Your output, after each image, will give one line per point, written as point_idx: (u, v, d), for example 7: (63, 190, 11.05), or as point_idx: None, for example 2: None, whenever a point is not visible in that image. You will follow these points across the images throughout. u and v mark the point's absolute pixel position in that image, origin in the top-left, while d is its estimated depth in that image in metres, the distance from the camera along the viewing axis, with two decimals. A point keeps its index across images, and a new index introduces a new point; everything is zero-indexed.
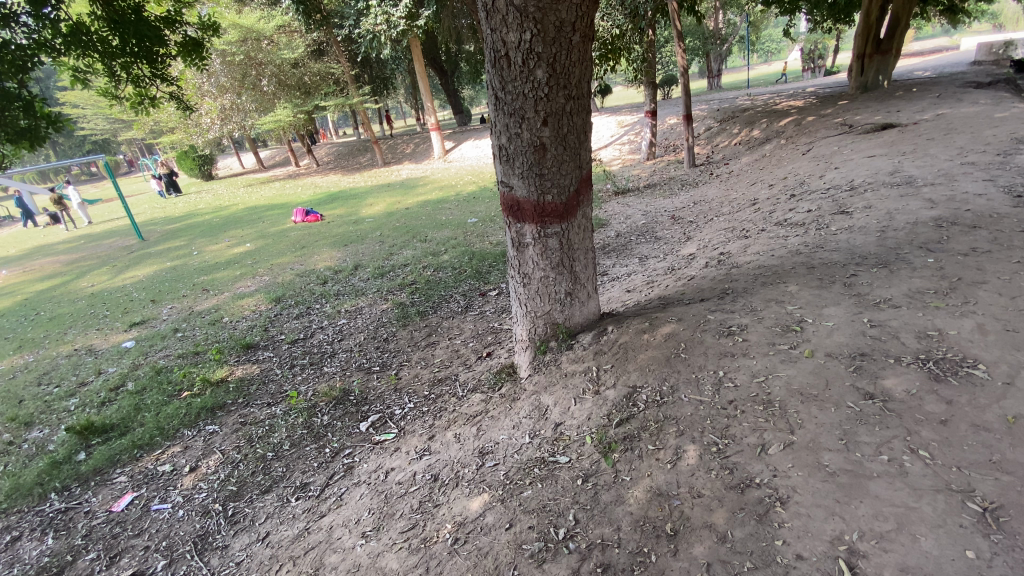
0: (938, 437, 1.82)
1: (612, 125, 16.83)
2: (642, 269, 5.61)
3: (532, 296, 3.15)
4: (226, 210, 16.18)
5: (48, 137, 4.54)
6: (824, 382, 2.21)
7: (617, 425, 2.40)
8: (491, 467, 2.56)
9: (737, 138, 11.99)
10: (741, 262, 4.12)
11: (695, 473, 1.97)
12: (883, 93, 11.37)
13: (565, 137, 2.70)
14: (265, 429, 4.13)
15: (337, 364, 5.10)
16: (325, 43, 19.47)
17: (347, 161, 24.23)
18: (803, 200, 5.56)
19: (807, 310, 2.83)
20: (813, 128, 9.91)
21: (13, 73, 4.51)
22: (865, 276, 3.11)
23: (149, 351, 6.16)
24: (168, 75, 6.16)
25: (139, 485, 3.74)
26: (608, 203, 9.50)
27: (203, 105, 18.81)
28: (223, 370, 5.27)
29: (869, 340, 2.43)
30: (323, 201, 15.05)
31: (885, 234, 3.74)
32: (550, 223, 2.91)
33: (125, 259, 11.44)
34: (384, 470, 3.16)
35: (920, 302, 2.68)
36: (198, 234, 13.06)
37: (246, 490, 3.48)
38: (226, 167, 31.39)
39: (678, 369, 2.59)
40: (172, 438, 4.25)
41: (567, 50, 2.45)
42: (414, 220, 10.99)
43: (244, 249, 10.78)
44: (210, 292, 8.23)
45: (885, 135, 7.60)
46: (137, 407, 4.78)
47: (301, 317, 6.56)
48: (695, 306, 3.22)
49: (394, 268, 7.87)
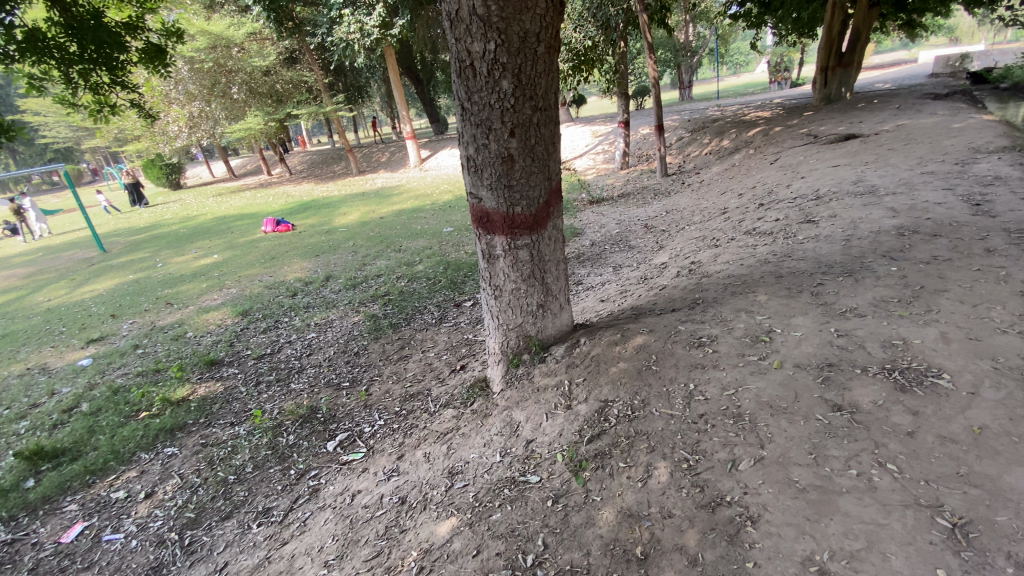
0: (906, 450, 1.81)
1: (587, 135, 17.01)
2: (616, 278, 5.62)
3: (503, 309, 3.09)
4: (194, 221, 15.73)
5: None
6: (793, 394, 2.20)
7: (588, 441, 2.34)
8: (460, 488, 2.47)
9: (708, 148, 12.24)
10: (711, 271, 4.14)
11: (665, 492, 1.93)
12: (846, 104, 11.76)
13: (533, 148, 2.65)
14: (226, 450, 3.94)
15: (305, 380, 4.94)
16: (298, 50, 19.20)
17: (320, 170, 23.88)
18: (771, 209, 5.66)
19: (776, 320, 2.84)
20: (780, 138, 10.16)
21: None
22: (831, 285, 3.15)
23: (107, 369, 5.87)
24: (129, 83, 5.91)
25: (90, 513, 3.51)
26: (583, 212, 9.54)
27: (169, 112, 18.29)
28: (185, 389, 5.04)
29: (836, 350, 2.44)
30: (295, 211, 14.77)
31: (850, 243, 3.81)
32: (520, 235, 2.86)
33: (85, 272, 10.98)
34: (351, 493, 3.05)
35: (885, 311, 2.72)
36: (164, 245, 12.63)
37: (205, 517, 3.31)
38: (196, 176, 30.62)
39: (649, 382, 2.55)
40: (127, 462, 4.03)
41: (532, 61, 2.42)
42: (389, 230, 10.85)
43: (212, 260, 10.46)
44: (175, 306, 7.93)
45: (848, 145, 7.83)
46: (91, 429, 4.52)
47: (269, 331, 6.34)
48: (667, 317, 3.21)
49: (367, 279, 7.73)
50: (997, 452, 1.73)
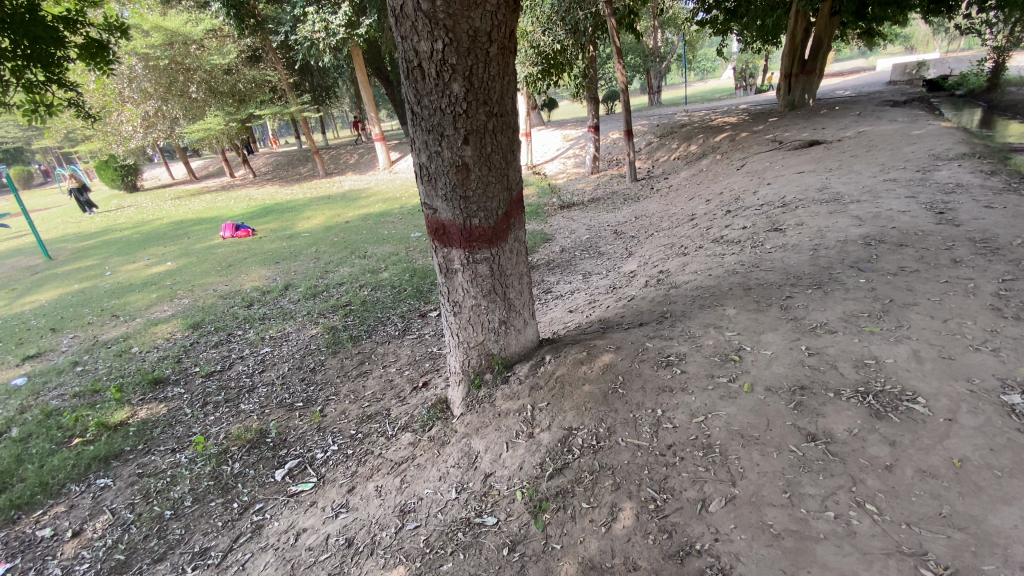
0: (885, 487, 1.70)
1: (557, 139, 16.96)
2: (585, 287, 5.48)
3: (463, 326, 2.88)
4: (148, 225, 14.94)
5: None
6: (764, 422, 2.07)
7: (550, 476, 2.15)
8: (412, 531, 2.26)
9: (676, 153, 12.32)
10: (680, 282, 4.03)
11: (630, 538, 1.76)
12: (809, 111, 11.97)
13: (489, 157, 2.46)
14: (165, 481, 3.59)
15: (255, 401, 4.63)
16: (261, 49, 18.59)
17: (286, 172, 23.17)
18: (738, 216, 5.63)
19: (746, 337, 2.72)
20: (747, 143, 10.26)
21: None
22: (801, 298, 3.06)
23: (41, 389, 5.37)
24: (69, 82, 5.40)
25: (10, 554, 3.11)
26: (553, 217, 9.41)
27: (123, 112, 17.34)
28: (124, 412, 4.63)
29: (808, 371, 2.33)
30: (257, 214, 14.22)
31: (818, 252, 3.75)
32: (478, 249, 2.66)
33: (26, 281, 10.23)
34: (296, 532, 2.80)
35: (856, 327, 2.63)
36: (115, 252, 11.91)
37: (136, 559, 2.97)
38: (154, 178, 29.29)
39: (615, 408, 2.39)
40: (56, 495, 3.61)
41: (484, 63, 2.22)
42: (355, 234, 10.51)
43: (165, 268, 9.90)
44: (121, 319, 7.41)
45: (813, 152, 7.93)
46: (18, 457, 4.06)
47: (220, 346, 5.96)
48: (634, 333, 3.06)
49: (328, 288, 7.40)
50: (980, 488, 1.64)
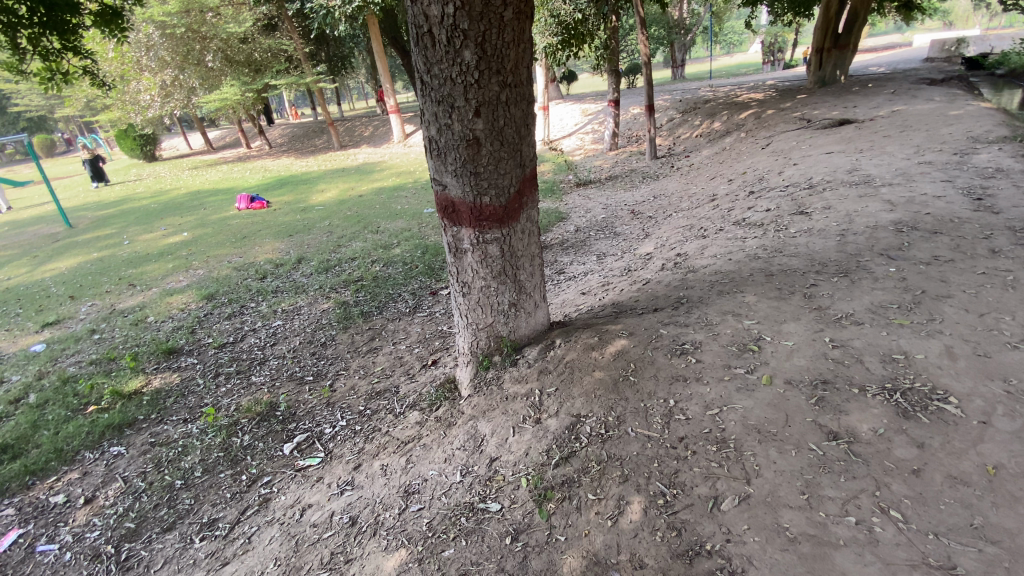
0: (911, 493, 1.62)
1: (576, 113, 16.53)
2: (599, 268, 5.37)
3: (472, 308, 2.81)
4: (166, 196, 15.04)
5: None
6: (783, 417, 1.98)
7: (555, 465, 2.09)
8: (414, 513, 2.23)
9: (699, 130, 11.93)
10: (698, 266, 3.89)
11: (638, 534, 1.71)
12: (840, 88, 11.43)
13: (501, 131, 2.33)
14: (176, 451, 3.63)
15: (266, 373, 4.66)
16: (277, 17, 18.25)
17: (301, 144, 23.07)
18: (762, 198, 5.41)
19: (766, 326, 2.60)
20: (773, 121, 9.85)
21: None
22: (826, 286, 2.92)
23: (60, 356, 5.47)
24: (84, 50, 5.16)
25: (25, 520, 3.18)
26: (570, 195, 9.22)
27: (141, 80, 17.38)
28: (138, 381, 4.69)
29: (831, 364, 2.22)
30: (272, 186, 14.22)
31: (845, 238, 3.57)
32: (489, 228, 2.57)
33: (48, 248, 10.40)
34: (301, 507, 2.81)
35: (883, 319, 2.50)
36: (133, 221, 12.01)
37: (146, 527, 3.01)
38: (172, 148, 29.43)
39: (626, 397, 2.31)
40: (70, 462, 3.68)
41: (498, 28, 2.09)
42: (368, 209, 10.45)
43: (181, 238, 9.98)
44: (138, 288, 7.49)
45: (842, 131, 7.58)
46: (35, 423, 4.15)
47: (234, 318, 6.00)
48: (648, 318, 2.96)
49: (340, 263, 7.37)
50: (1016, 499, 1.55)
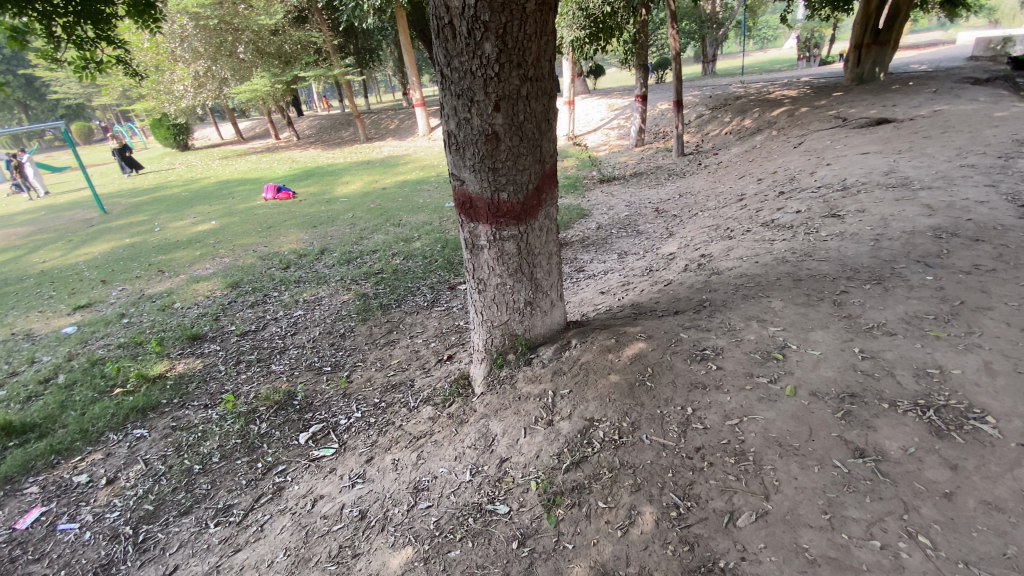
0: (942, 518, 1.53)
1: (602, 108, 16.32)
2: (620, 267, 5.28)
3: (487, 305, 2.78)
4: (197, 184, 15.43)
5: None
6: (807, 430, 1.89)
7: (566, 470, 2.05)
8: (423, 511, 2.21)
9: (728, 128, 11.64)
10: (723, 268, 3.78)
11: (648, 546, 1.66)
12: (879, 86, 10.98)
13: (521, 126, 2.28)
14: (196, 436, 3.71)
15: (286, 362, 4.72)
16: (307, 10, 18.46)
17: (328, 135, 23.37)
18: (792, 199, 5.23)
19: (792, 333, 2.50)
20: (806, 120, 9.53)
21: None
22: (857, 293, 2.79)
23: (90, 339, 5.65)
24: (117, 39, 5.27)
25: (48, 498, 3.28)
26: (593, 191, 9.10)
27: (175, 71, 17.78)
28: (163, 365, 4.81)
29: (859, 377, 2.12)
30: (299, 177, 14.43)
31: (880, 244, 3.41)
32: (506, 225, 2.52)
33: (83, 233, 10.76)
34: (313, 498, 2.83)
35: (918, 330, 2.37)
36: (164, 209, 12.34)
37: (164, 510, 3.08)
38: (204, 137, 30.17)
39: (642, 402, 2.25)
40: (95, 443, 3.79)
41: (520, 20, 2.03)
42: (391, 202, 10.51)
43: (209, 226, 10.20)
44: (166, 274, 7.69)
45: (880, 131, 7.27)
46: (63, 404, 4.29)
47: (257, 306, 6.11)
48: (668, 321, 2.88)
49: (362, 255, 7.43)
50: None
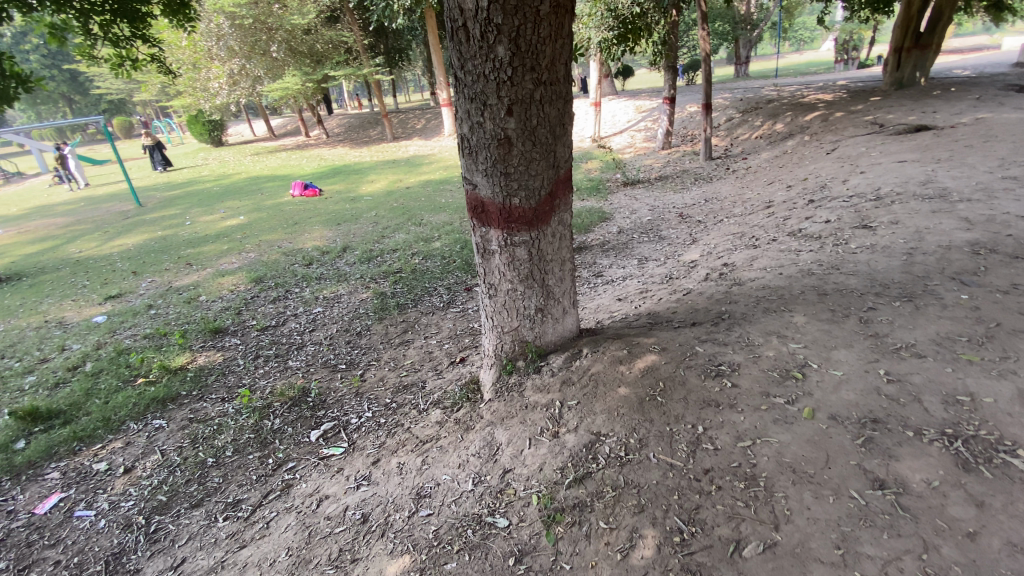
0: (966, 561, 1.42)
1: (629, 110, 16.11)
2: (639, 273, 5.18)
3: (498, 311, 2.74)
4: (228, 180, 15.83)
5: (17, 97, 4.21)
6: (824, 457, 1.80)
7: (568, 485, 2.00)
8: (423, 519, 2.19)
9: (759, 132, 11.34)
10: (745, 279, 3.65)
11: (648, 572, 1.59)
12: (919, 91, 10.53)
13: (534, 130, 2.23)
14: (211, 429, 3.77)
15: (303, 358, 4.78)
16: (339, 10, 18.70)
17: (356, 134, 23.72)
18: (822, 208, 5.04)
19: (813, 351, 2.39)
20: (841, 125, 9.21)
21: None
22: (885, 310, 2.65)
23: (118, 328, 5.83)
24: (151, 38, 5.40)
25: (68, 485, 3.39)
26: (616, 194, 8.98)
27: (211, 69, 18.27)
28: (184, 357, 4.93)
29: (883, 402, 2.00)
30: (326, 175, 14.67)
31: (913, 258, 3.24)
32: (517, 230, 2.48)
33: (119, 225, 11.14)
34: (319, 497, 2.84)
35: (949, 353, 2.23)
36: (195, 203, 12.69)
37: (176, 501, 3.13)
38: (238, 134, 31.01)
39: (651, 418, 2.18)
40: (115, 431, 3.91)
41: (534, 23, 1.98)
42: (413, 201, 10.58)
43: (237, 221, 10.46)
44: (194, 268, 7.89)
45: (919, 138, 6.97)
46: (89, 392, 4.43)
47: (278, 301, 6.21)
48: (683, 333, 2.80)
49: (382, 254, 7.48)
50: None
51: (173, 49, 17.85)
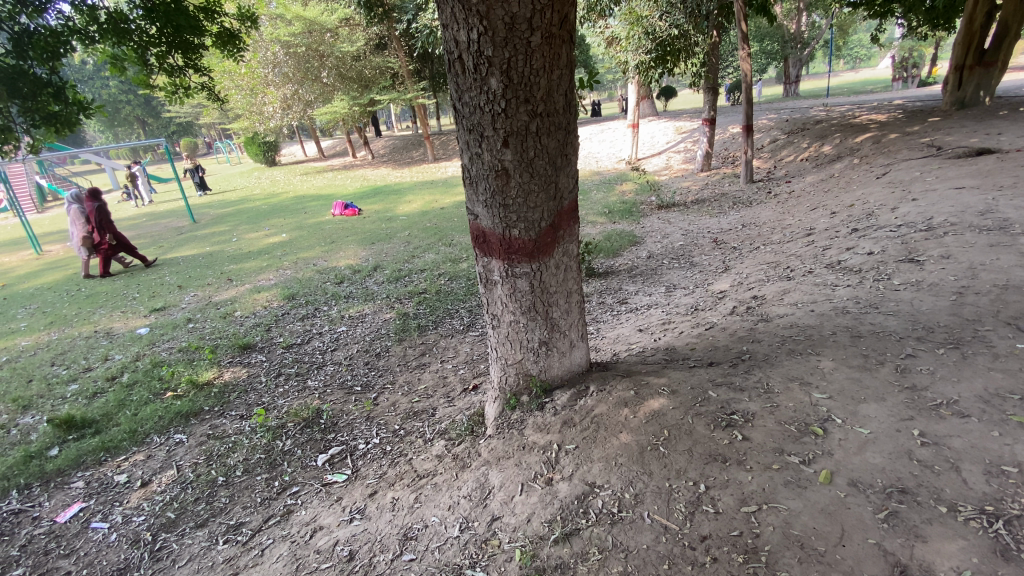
0: None
1: (669, 131, 15.87)
2: (665, 302, 4.97)
3: (501, 342, 2.64)
4: (276, 198, 16.59)
5: (80, 122, 4.39)
6: (838, 532, 1.59)
7: (553, 542, 1.86)
8: (406, 563, 2.09)
9: (805, 154, 10.89)
10: (773, 314, 3.41)
11: None
12: (984, 111, 9.83)
13: (532, 162, 2.15)
14: (226, 447, 3.82)
15: (321, 378, 4.82)
16: (387, 37, 18.63)
17: (400, 155, 24.49)
18: (866, 238, 4.70)
19: (839, 404, 2.16)
20: (894, 147, 8.69)
21: (44, 59, 4.13)
22: (926, 359, 2.38)
23: (157, 341, 6.10)
24: (203, 67, 5.63)
25: (89, 495, 3.50)
26: (649, 217, 8.77)
27: (267, 94, 19.54)
28: (212, 372, 5.07)
29: (914, 469, 1.77)
30: (367, 194, 15.14)
31: (963, 298, 2.94)
32: (518, 262, 2.39)
33: (173, 240, 11.79)
34: (314, 527, 2.79)
35: (997, 414, 1.96)
36: (244, 220, 13.32)
37: (183, 519, 3.16)
38: (291, 154, 32.66)
39: (650, 471, 2.02)
40: (139, 443, 4.03)
41: (525, 55, 1.92)
42: (447, 221, 10.71)
43: (279, 239, 10.87)
44: (233, 283, 8.20)
45: (980, 162, 6.46)
46: (122, 403, 4.62)
47: (306, 319, 6.33)
48: (698, 375, 2.61)
49: (410, 273, 7.56)
50: None
51: (233, 77, 19.23)
